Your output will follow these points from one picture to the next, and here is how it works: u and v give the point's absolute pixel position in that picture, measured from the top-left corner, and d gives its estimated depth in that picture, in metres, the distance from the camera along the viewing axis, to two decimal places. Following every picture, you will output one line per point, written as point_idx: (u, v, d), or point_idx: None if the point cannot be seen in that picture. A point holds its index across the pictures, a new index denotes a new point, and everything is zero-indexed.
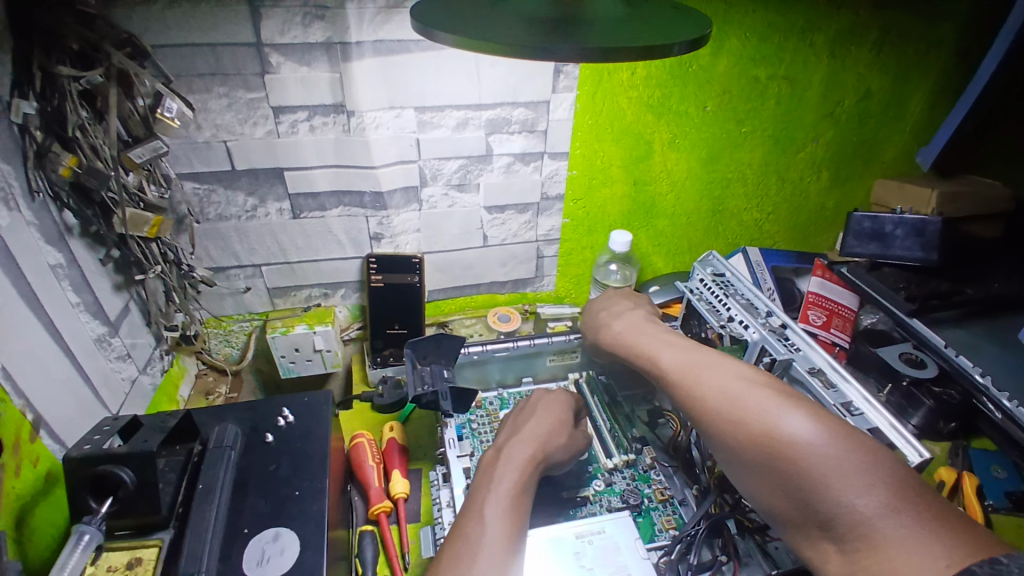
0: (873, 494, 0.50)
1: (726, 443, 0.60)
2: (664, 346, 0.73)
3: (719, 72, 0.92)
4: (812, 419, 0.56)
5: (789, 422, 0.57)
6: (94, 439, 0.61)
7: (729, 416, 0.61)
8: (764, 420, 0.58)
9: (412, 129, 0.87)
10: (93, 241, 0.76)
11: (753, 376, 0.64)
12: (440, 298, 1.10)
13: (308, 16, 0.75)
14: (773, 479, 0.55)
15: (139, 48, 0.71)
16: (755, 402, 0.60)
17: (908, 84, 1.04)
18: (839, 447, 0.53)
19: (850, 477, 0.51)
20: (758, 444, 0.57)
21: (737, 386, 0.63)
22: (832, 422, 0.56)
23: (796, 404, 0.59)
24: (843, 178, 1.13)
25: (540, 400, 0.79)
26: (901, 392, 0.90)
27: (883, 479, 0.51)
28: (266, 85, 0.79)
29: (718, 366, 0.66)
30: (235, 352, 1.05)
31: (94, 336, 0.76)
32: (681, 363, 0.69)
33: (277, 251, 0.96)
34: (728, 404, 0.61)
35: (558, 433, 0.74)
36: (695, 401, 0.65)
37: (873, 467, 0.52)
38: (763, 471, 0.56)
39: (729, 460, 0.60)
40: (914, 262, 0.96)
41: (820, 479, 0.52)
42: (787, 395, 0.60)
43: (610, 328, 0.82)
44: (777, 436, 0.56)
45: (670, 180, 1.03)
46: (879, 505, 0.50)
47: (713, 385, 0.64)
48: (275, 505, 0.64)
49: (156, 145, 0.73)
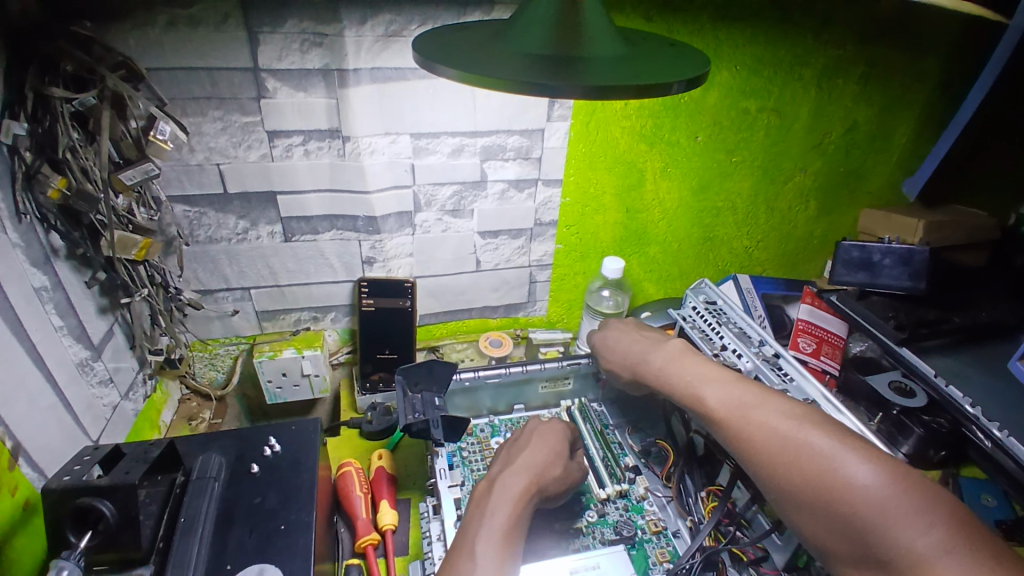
0: (932, 533, 0.50)
1: (777, 482, 0.59)
2: (706, 383, 0.71)
3: (709, 105, 0.94)
4: (867, 458, 0.56)
5: (842, 461, 0.56)
6: (74, 470, 0.59)
7: (781, 455, 0.60)
8: (817, 460, 0.57)
9: (407, 155, 0.87)
10: (80, 263, 0.74)
11: (803, 415, 0.63)
12: (431, 322, 1.09)
13: (306, 43, 0.75)
14: (828, 519, 0.55)
15: (134, 70, 0.71)
16: (805, 440, 0.59)
17: (893, 117, 1.07)
18: (899, 488, 0.53)
19: (910, 517, 0.51)
20: (811, 484, 0.57)
21: (788, 425, 0.62)
22: (887, 461, 0.56)
23: (846, 442, 0.58)
24: (831, 207, 1.15)
25: (534, 429, 0.78)
26: (891, 421, 0.91)
27: (943, 517, 0.51)
28: (261, 109, 0.79)
29: (768, 406, 0.65)
30: (220, 377, 1.03)
31: (77, 360, 0.74)
32: (727, 402, 0.68)
33: (268, 275, 0.95)
34: (779, 443, 0.61)
35: (554, 463, 0.74)
36: (744, 440, 0.64)
37: (931, 507, 0.51)
38: (816, 510, 0.56)
39: (778, 499, 0.59)
40: (903, 291, 0.97)
41: (877, 519, 0.52)
42: (838, 435, 0.59)
43: (650, 362, 0.80)
44: (833, 476, 0.56)
45: (662, 209, 1.04)
46: (938, 544, 0.49)
47: (763, 423, 0.63)
48: (261, 539, 0.62)
49: (149, 168, 0.72)
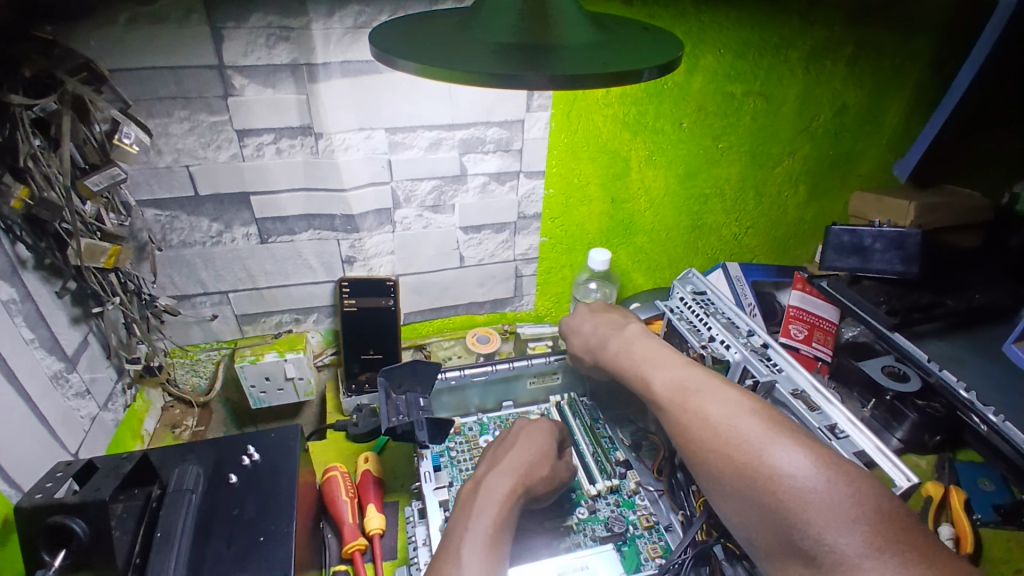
0: (856, 532, 0.48)
1: (709, 472, 0.57)
2: (657, 366, 0.69)
3: (694, 89, 0.92)
4: (799, 447, 0.54)
5: (773, 451, 0.54)
6: (46, 486, 0.58)
7: (712, 443, 0.58)
8: (747, 450, 0.55)
9: (383, 150, 0.85)
10: (50, 273, 0.72)
11: (742, 402, 0.61)
12: (417, 320, 1.07)
13: (272, 38, 0.73)
14: (755, 510, 0.53)
15: (95, 72, 0.68)
16: (738, 428, 0.58)
17: (883, 98, 1.04)
18: (826, 480, 0.51)
19: (833, 514, 0.49)
20: (740, 474, 0.55)
21: (724, 413, 0.60)
22: (821, 452, 0.54)
23: (782, 433, 0.56)
24: (821, 191, 1.13)
25: (522, 428, 0.76)
26: (885, 407, 0.90)
27: (868, 514, 0.49)
28: (229, 107, 0.76)
29: (711, 391, 0.63)
30: (202, 383, 1.01)
31: (50, 372, 0.72)
32: (672, 386, 0.66)
33: (246, 278, 0.92)
34: (713, 431, 0.59)
35: (538, 462, 0.72)
36: (682, 427, 0.62)
37: (859, 501, 0.50)
38: (745, 502, 0.54)
39: (710, 488, 0.58)
40: (894, 275, 0.95)
41: (802, 514, 0.50)
42: (776, 424, 0.57)
43: (609, 347, 0.77)
44: (763, 467, 0.54)
45: (648, 198, 1.02)
46: (861, 544, 0.47)
47: (698, 410, 0.62)
48: (239, 552, 0.60)
49: (114, 172, 0.70)
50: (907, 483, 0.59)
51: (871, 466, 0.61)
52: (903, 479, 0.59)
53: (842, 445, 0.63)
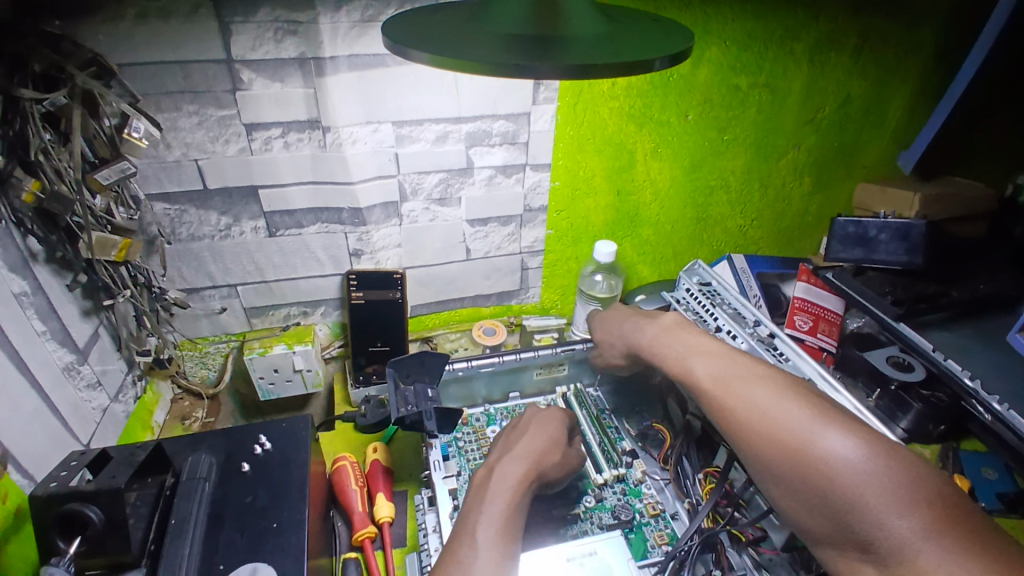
0: (914, 517, 0.49)
1: (758, 459, 0.58)
2: (692, 353, 0.70)
3: (699, 81, 0.92)
4: (849, 433, 0.55)
5: (823, 437, 0.55)
6: (60, 476, 0.58)
7: (760, 430, 0.59)
8: (796, 435, 0.56)
9: (390, 144, 0.85)
10: (60, 266, 0.73)
11: (786, 389, 0.61)
12: (424, 313, 1.07)
13: (280, 32, 0.73)
14: (805, 495, 0.54)
15: (105, 67, 0.68)
16: (785, 415, 0.58)
17: (887, 90, 1.04)
18: (880, 465, 0.52)
19: (890, 499, 0.50)
20: (791, 461, 0.55)
21: (769, 400, 0.60)
22: (872, 437, 0.54)
23: (830, 418, 0.57)
24: (825, 183, 1.13)
25: (532, 418, 0.77)
26: (890, 397, 0.91)
27: (924, 499, 0.49)
28: (237, 101, 0.76)
29: (752, 378, 0.63)
30: (212, 375, 1.02)
31: (63, 364, 0.73)
32: (713, 374, 0.66)
33: (254, 271, 0.93)
34: (760, 418, 0.59)
35: (550, 450, 0.73)
36: (726, 414, 0.62)
37: (914, 485, 0.50)
38: (796, 488, 0.55)
39: (757, 474, 0.59)
40: (899, 266, 0.95)
41: (858, 500, 0.51)
42: (823, 410, 0.58)
43: (644, 334, 0.78)
44: (815, 454, 0.54)
45: (653, 189, 1.02)
46: (919, 529, 0.48)
47: (744, 397, 0.62)
48: (252, 539, 0.61)
49: (123, 166, 0.70)
50: None
51: None
52: None
53: None
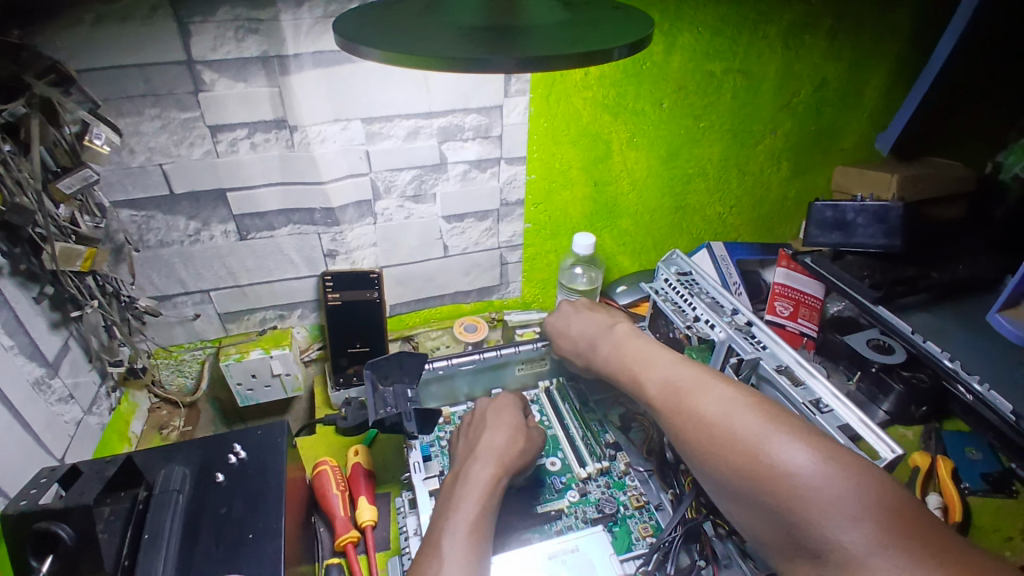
0: (860, 528, 0.47)
1: (710, 472, 0.58)
2: (647, 367, 0.70)
3: (673, 69, 0.91)
4: (798, 441, 0.53)
5: (770, 447, 0.54)
6: (32, 494, 0.57)
7: (711, 442, 0.58)
8: (745, 446, 0.55)
9: (360, 141, 0.83)
10: (26, 279, 0.70)
11: (738, 397, 0.60)
12: (403, 312, 1.06)
13: (241, 30, 0.71)
14: (756, 508, 0.54)
15: (64, 74, 0.66)
16: (735, 425, 0.57)
17: (862, 73, 1.04)
18: (827, 474, 0.50)
19: (834, 510, 0.49)
20: (741, 473, 0.55)
21: (719, 410, 0.60)
22: (822, 444, 0.53)
23: (779, 426, 0.56)
24: (802, 168, 1.13)
25: (497, 416, 0.76)
26: (871, 378, 0.91)
27: (871, 508, 0.48)
28: (200, 103, 0.74)
29: (704, 387, 0.63)
30: (189, 383, 0.99)
31: (32, 378, 0.71)
32: (667, 386, 0.66)
33: (227, 275, 0.91)
34: (710, 430, 0.59)
35: (520, 449, 0.72)
36: (680, 427, 0.62)
37: (863, 495, 0.49)
38: (747, 501, 0.54)
39: (713, 487, 0.58)
40: (877, 249, 0.95)
41: (804, 511, 0.50)
42: (773, 417, 0.57)
43: (598, 352, 0.77)
44: (761, 465, 0.54)
45: (631, 179, 1.02)
46: (867, 542, 0.47)
47: (697, 408, 0.62)
48: (229, 551, 0.60)
49: (86, 175, 0.69)
50: (891, 454, 0.60)
51: (855, 438, 0.63)
52: (885, 450, 0.60)
53: (826, 419, 0.64)
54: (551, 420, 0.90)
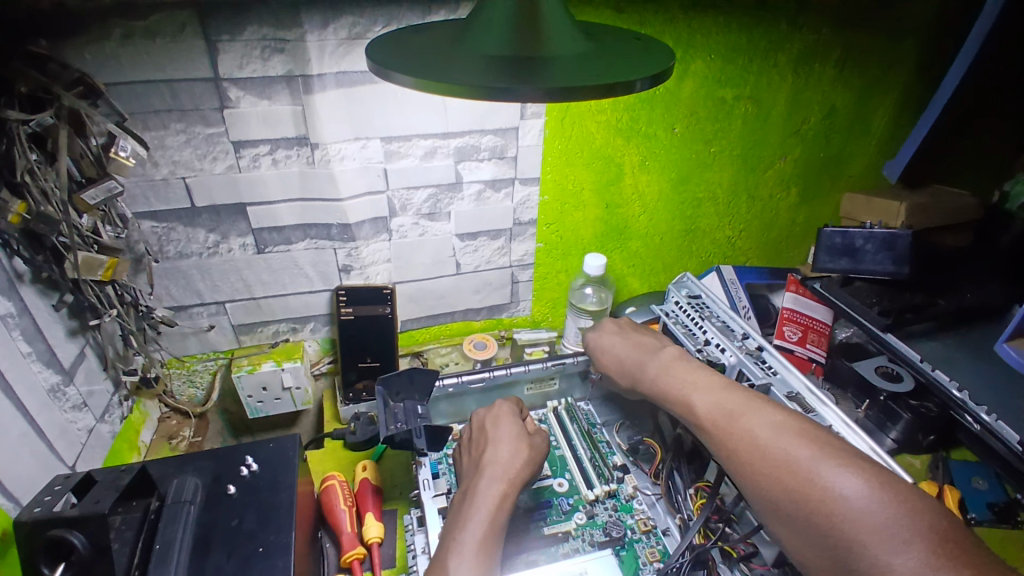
0: (911, 551, 0.48)
1: (760, 496, 0.58)
2: (695, 388, 0.70)
3: (685, 95, 0.93)
4: (850, 469, 0.54)
5: (824, 473, 0.55)
6: (44, 500, 0.57)
7: (762, 467, 0.58)
8: (798, 470, 0.56)
9: (379, 160, 0.85)
10: (46, 286, 0.72)
11: (788, 423, 0.61)
12: (413, 327, 1.07)
13: (267, 50, 0.73)
14: (807, 533, 0.54)
15: (92, 87, 0.68)
16: (786, 449, 0.58)
17: (870, 103, 1.06)
18: (880, 502, 0.51)
19: (887, 535, 0.49)
20: (793, 497, 0.55)
21: (770, 434, 0.60)
22: (874, 473, 0.54)
23: (831, 453, 0.56)
24: (811, 194, 1.14)
25: (501, 428, 0.76)
26: (879, 407, 0.91)
27: (925, 533, 0.49)
28: (225, 119, 0.76)
29: (754, 411, 0.63)
30: (199, 394, 1.01)
31: (48, 386, 0.72)
32: (713, 409, 0.66)
33: (242, 288, 0.93)
34: (761, 453, 0.59)
35: (526, 460, 0.73)
36: (729, 449, 0.62)
37: (912, 520, 0.50)
38: (799, 527, 0.54)
39: (763, 511, 0.58)
40: (885, 275, 0.95)
41: (857, 535, 0.50)
42: (824, 444, 0.58)
43: (646, 372, 0.77)
44: (814, 490, 0.54)
45: (642, 203, 1.03)
46: (918, 564, 0.47)
47: (746, 431, 0.62)
48: (239, 564, 0.60)
49: (111, 185, 0.70)
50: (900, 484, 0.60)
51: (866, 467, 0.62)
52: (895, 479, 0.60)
53: None
54: (559, 440, 0.90)
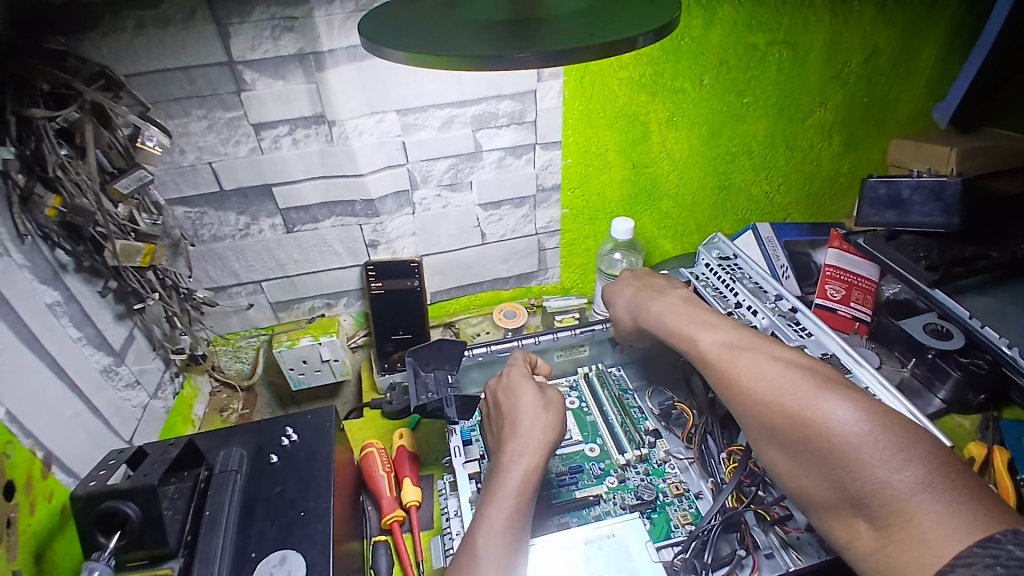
0: (908, 470, 0.49)
1: (761, 423, 0.58)
2: (703, 327, 0.69)
3: (713, 43, 0.87)
4: (851, 399, 0.54)
5: (824, 402, 0.54)
6: (100, 474, 0.61)
7: (765, 397, 0.58)
8: (799, 399, 0.56)
9: (397, 133, 0.85)
10: (90, 274, 0.76)
11: (791, 357, 0.61)
12: (444, 299, 1.08)
13: (277, 29, 0.73)
14: (805, 457, 0.54)
15: (112, 79, 0.71)
16: (787, 381, 0.58)
17: (918, 37, 0.96)
18: (879, 427, 0.51)
19: (884, 455, 0.49)
20: (793, 423, 0.55)
21: (773, 368, 0.60)
22: (874, 402, 0.54)
23: (831, 385, 0.56)
24: (855, 141, 1.06)
25: (518, 395, 0.76)
26: (927, 365, 0.86)
27: (922, 455, 0.49)
28: (243, 102, 0.77)
29: (759, 349, 0.63)
30: (246, 368, 1.05)
31: (100, 367, 0.77)
32: (722, 348, 0.66)
33: (276, 267, 0.96)
34: (763, 384, 0.59)
35: (547, 426, 0.72)
36: (732, 383, 0.62)
37: (911, 443, 0.50)
38: (797, 451, 0.55)
39: (761, 439, 0.58)
40: (934, 229, 0.89)
41: (855, 456, 0.51)
42: (824, 378, 0.58)
43: (649, 310, 0.76)
44: (814, 416, 0.54)
45: (671, 160, 0.99)
46: (914, 482, 0.48)
47: (751, 366, 0.62)
48: (284, 528, 0.64)
49: (140, 175, 0.73)
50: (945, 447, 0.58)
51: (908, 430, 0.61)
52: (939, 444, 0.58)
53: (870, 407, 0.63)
54: (590, 406, 0.90)
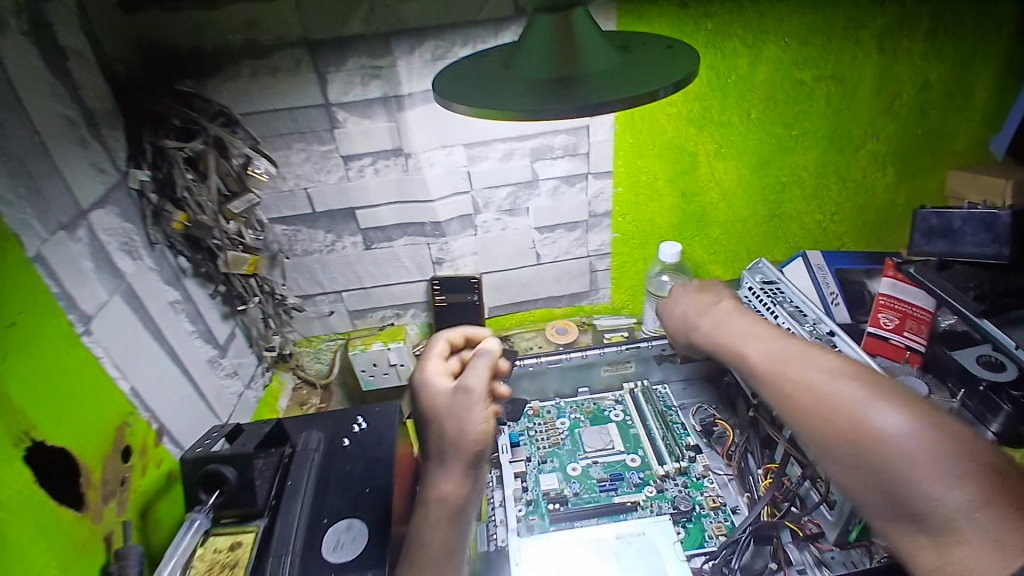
0: (963, 487, 0.48)
1: (811, 436, 0.57)
2: (750, 340, 0.69)
3: (759, 80, 0.92)
4: (903, 412, 0.53)
5: (874, 415, 0.54)
6: (206, 443, 0.77)
7: (814, 409, 0.58)
8: (848, 411, 0.55)
9: (463, 164, 0.96)
10: (205, 279, 0.92)
11: (841, 367, 0.60)
12: (501, 314, 1.17)
13: (366, 76, 0.86)
14: (857, 471, 0.53)
15: (230, 117, 0.86)
16: (836, 392, 0.57)
17: (971, 69, 0.96)
18: (931, 439, 0.50)
19: (937, 470, 0.49)
20: (842, 437, 0.55)
21: (822, 378, 0.59)
22: (927, 414, 0.53)
23: (882, 395, 0.55)
24: (911, 172, 1.06)
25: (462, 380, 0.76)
26: (979, 397, 0.84)
27: (978, 469, 0.48)
28: (335, 138, 0.91)
29: (808, 359, 0.62)
30: (324, 368, 1.17)
31: (208, 357, 0.91)
32: (770, 358, 0.65)
33: (355, 279, 1.09)
34: (812, 395, 0.59)
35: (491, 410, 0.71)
36: (782, 394, 0.61)
37: (966, 456, 0.49)
38: (850, 465, 0.54)
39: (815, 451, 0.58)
40: (987, 258, 0.90)
41: (907, 471, 0.50)
42: (876, 387, 0.57)
43: (699, 327, 0.76)
44: (865, 429, 0.53)
45: (720, 189, 1.04)
46: (970, 499, 0.47)
47: (799, 376, 0.61)
48: (350, 501, 0.74)
49: (250, 198, 0.87)
50: None
51: None
52: None
53: None
54: (633, 419, 0.95)
